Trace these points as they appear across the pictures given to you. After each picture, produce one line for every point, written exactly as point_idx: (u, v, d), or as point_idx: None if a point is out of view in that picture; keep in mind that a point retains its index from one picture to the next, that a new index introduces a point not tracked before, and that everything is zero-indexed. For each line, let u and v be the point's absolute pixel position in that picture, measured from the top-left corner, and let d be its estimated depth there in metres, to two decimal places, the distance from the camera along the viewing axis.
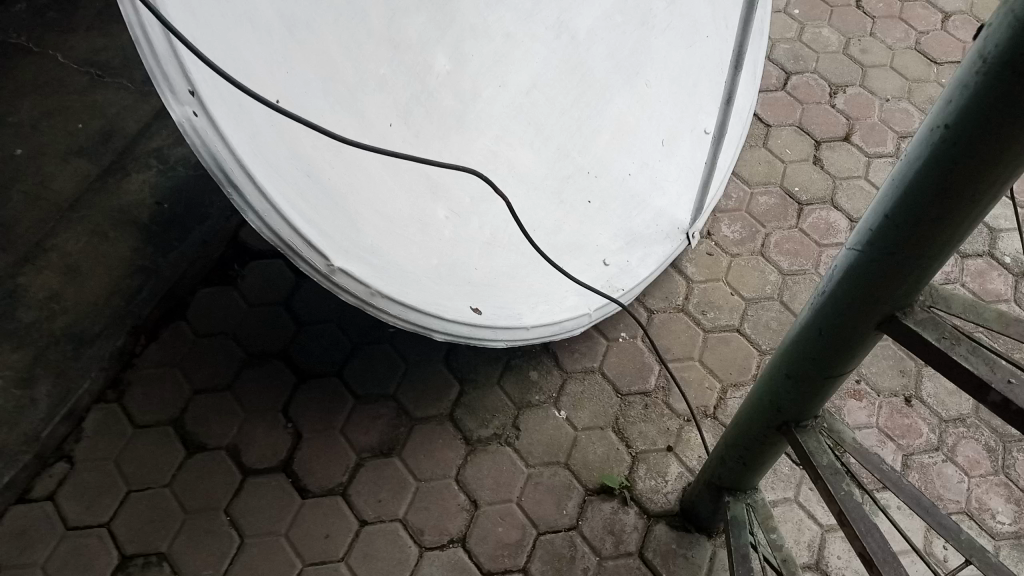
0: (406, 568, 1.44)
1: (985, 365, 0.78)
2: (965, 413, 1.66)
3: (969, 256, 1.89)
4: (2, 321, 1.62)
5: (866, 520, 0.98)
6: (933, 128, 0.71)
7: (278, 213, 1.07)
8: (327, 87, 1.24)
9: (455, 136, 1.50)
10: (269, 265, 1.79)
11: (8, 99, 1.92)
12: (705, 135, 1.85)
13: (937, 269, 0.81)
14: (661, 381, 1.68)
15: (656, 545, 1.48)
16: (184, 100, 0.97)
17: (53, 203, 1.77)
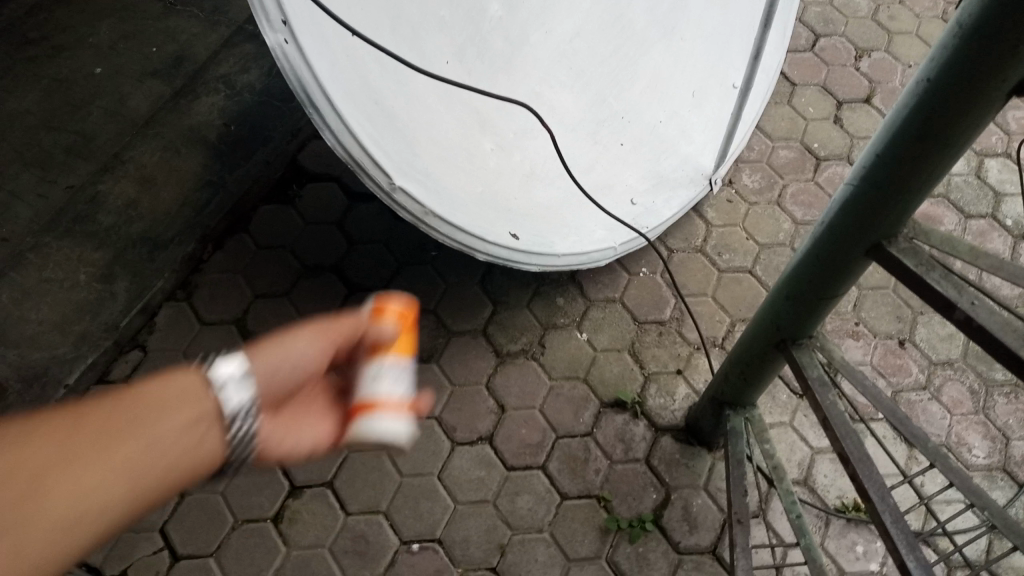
0: (439, 459, 1.63)
1: (953, 289, 0.91)
2: (954, 358, 1.81)
3: (972, 218, 2.02)
4: (85, 223, 1.81)
5: (847, 425, 1.13)
6: (919, 80, 0.85)
7: (350, 134, 1.26)
8: (393, 26, 1.42)
9: (504, 75, 1.68)
10: (324, 187, 1.95)
11: (88, 21, 2.08)
12: (732, 89, 1.94)
13: (918, 204, 0.95)
14: (676, 312, 1.84)
15: (662, 454, 1.65)
16: (277, 28, 1.12)
17: (130, 120, 1.94)
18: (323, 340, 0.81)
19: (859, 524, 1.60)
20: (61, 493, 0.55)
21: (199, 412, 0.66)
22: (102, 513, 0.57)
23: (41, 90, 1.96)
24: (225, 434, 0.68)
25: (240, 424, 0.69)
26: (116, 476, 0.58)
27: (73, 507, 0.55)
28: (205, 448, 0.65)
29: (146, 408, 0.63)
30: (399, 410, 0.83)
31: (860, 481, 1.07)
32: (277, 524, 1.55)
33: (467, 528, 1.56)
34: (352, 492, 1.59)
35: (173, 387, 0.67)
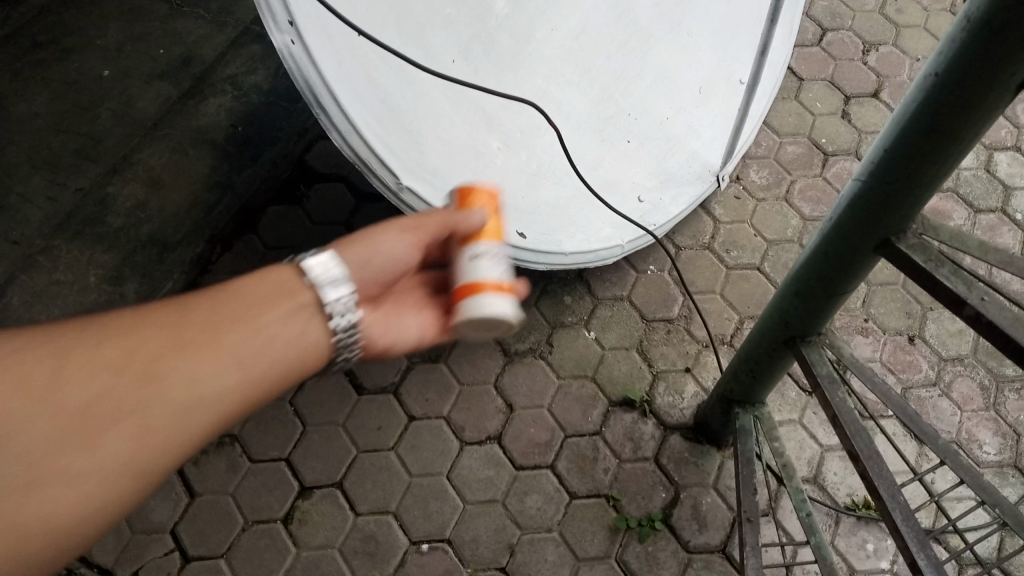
0: (448, 458, 1.63)
1: (963, 284, 0.90)
2: (964, 353, 1.80)
3: (981, 212, 2.01)
4: (94, 225, 1.81)
5: (857, 422, 1.12)
6: (927, 75, 0.85)
7: (357, 133, 1.26)
8: (399, 24, 1.43)
9: (510, 72, 1.68)
10: (332, 187, 1.95)
11: (96, 23, 2.09)
12: (739, 85, 1.94)
13: (926, 199, 0.95)
14: (684, 310, 1.83)
15: (671, 453, 1.65)
16: (284, 29, 1.14)
17: (138, 121, 1.95)
18: (413, 234, 1.01)
19: (869, 521, 1.60)
20: (178, 380, 0.72)
21: (292, 309, 0.84)
22: (213, 395, 0.74)
23: (50, 93, 1.97)
24: (324, 321, 0.85)
25: (339, 317, 0.86)
26: (224, 362, 0.75)
27: (192, 391, 0.72)
28: (301, 337, 0.83)
29: (249, 307, 0.81)
30: (496, 287, 1.00)
31: (870, 478, 1.06)
32: (287, 524, 1.56)
33: (476, 527, 1.56)
34: (361, 492, 1.59)
35: (278, 282, 0.85)
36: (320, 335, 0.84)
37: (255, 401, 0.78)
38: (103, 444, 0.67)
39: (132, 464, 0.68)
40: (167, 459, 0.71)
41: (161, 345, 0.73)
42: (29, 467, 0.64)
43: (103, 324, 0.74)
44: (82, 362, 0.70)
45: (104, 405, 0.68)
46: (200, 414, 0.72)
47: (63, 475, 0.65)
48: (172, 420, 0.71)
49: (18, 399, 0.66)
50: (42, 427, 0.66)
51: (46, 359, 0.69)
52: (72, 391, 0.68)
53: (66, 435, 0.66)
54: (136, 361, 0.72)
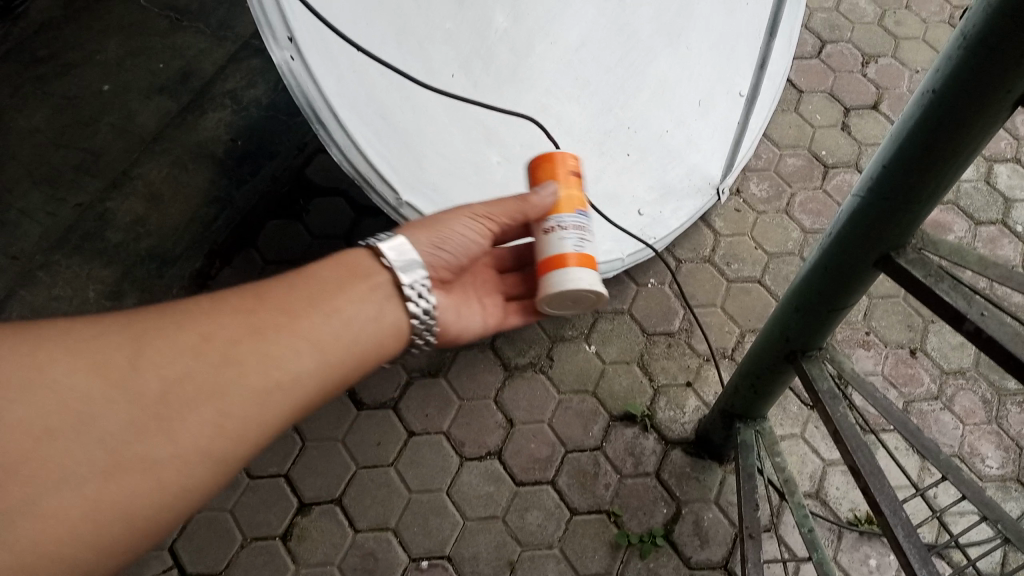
0: (447, 474, 1.62)
1: (963, 299, 0.90)
2: (965, 366, 1.80)
3: (982, 224, 2.01)
4: (93, 240, 1.81)
5: (858, 438, 1.11)
6: (924, 91, 0.84)
7: (357, 149, 1.27)
8: (399, 39, 1.44)
9: (510, 87, 1.68)
10: (332, 202, 1.93)
11: (96, 38, 2.09)
12: (740, 97, 1.90)
13: (926, 214, 0.94)
14: (685, 324, 1.82)
15: (673, 468, 1.64)
16: (283, 45, 1.15)
17: (138, 136, 1.94)
18: (482, 220, 1.12)
19: (872, 537, 1.59)
20: (251, 365, 0.84)
21: (356, 298, 0.96)
22: (291, 378, 0.86)
23: (50, 108, 1.97)
24: (402, 304, 1.00)
25: (417, 303, 1.00)
26: (294, 347, 0.87)
27: (263, 376, 0.84)
28: (364, 324, 0.94)
29: (316, 298, 0.93)
30: (579, 261, 1.09)
31: (872, 494, 1.06)
32: (286, 541, 1.55)
33: (476, 544, 1.55)
34: (361, 509, 1.58)
35: (343, 271, 0.98)
36: (380, 322, 0.97)
37: (325, 383, 0.89)
38: (183, 426, 0.78)
39: (212, 446, 0.79)
40: (245, 439, 0.81)
41: (236, 334, 0.85)
42: (119, 447, 0.75)
43: (183, 314, 0.85)
44: (164, 349, 0.81)
45: (185, 388, 0.80)
46: (272, 397, 0.84)
47: (151, 454, 0.76)
48: (246, 402, 0.82)
49: (108, 386, 0.77)
50: (129, 410, 0.77)
51: (134, 348, 0.80)
52: (157, 376, 0.79)
53: (159, 415, 0.78)
54: (223, 349, 0.83)
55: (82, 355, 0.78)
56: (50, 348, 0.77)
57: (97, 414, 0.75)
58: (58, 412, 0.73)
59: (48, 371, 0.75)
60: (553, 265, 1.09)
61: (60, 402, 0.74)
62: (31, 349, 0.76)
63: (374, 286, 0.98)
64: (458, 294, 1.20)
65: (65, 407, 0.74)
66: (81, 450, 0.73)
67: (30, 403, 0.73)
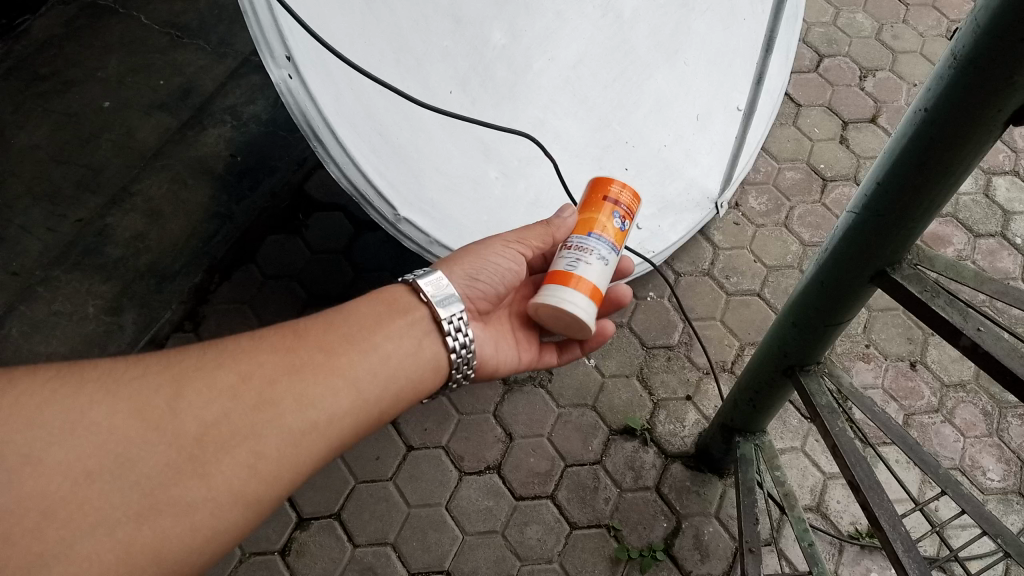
0: (447, 489, 1.62)
1: (959, 315, 0.90)
2: (966, 379, 1.79)
3: (981, 237, 2.01)
4: (93, 255, 1.82)
5: (857, 453, 1.11)
6: (917, 110, 0.85)
7: (355, 166, 1.27)
8: (397, 56, 1.45)
9: (507, 103, 1.69)
10: (329, 216, 1.95)
11: (97, 55, 2.10)
12: (736, 112, 1.93)
13: (922, 230, 0.94)
14: (685, 337, 1.83)
15: (673, 481, 1.63)
16: (281, 63, 1.16)
17: (138, 152, 1.95)
18: (517, 248, 1.14)
19: (873, 550, 1.58)
20: (286, 406, 0.88)
21: (392, 334, 1.00)
22: (326, 418, 0.90)
23: (51, 124, 1.98)
24: (440, 339, 1.04)
25: (453, 337, 1.04)
26: (330, 388, 0.91)
27: (299, 416, 0.88)
28: (401, 359, 0.99)
29: (353, 336, 0.97)
30: (580, 281, 1.08)
31: (871, 509, 1.05)
32: (285, 556, 1.54)
33: (475, 559, 1.54)
34: (360, 524, 1.58)
35: (381, 307, 1.02)
36: (418, 358, 1.01)
37: (359, 422, 0.94)
38: (218, 468, 0.83)
39: (246, 486, 0.84)
40: (278, 480, 0.86)
41: (274, 374, 0.90)
42: (154, 490, 0.79)
43: (223, 355, 0.90)
44: (202, 391, 0.86)
45: (222, 430, 0.84)
46: (306, 437, 0.88)
47: (186, 496, 0.80)
48: (280, 442, 0.87)
49: (150, 428, 0.81)
50: (166, 452, 0.81)
51: (173, 389, 0.84)
52: (194, 418, 0.84)
53: (203, 455, 0.82)
54: (264, 389, 0.88)
55: (122, 396, 0.82)
56: (92, 389, 0.82)
57: (137, 455, 0.80)
58: (98, 455, 0.78)
59: (90, 413, 0.80)
60: (557, 286, 1.09)
61: (101, 445, 0.79)
62: (76, 391, 0.81)
63: (412, 322, 1.02)
64: (508, 327, 1.22)
65: (105, 450, 0.79)
66: (121, 491, 0.78)
67: (71, 445, 0.77)
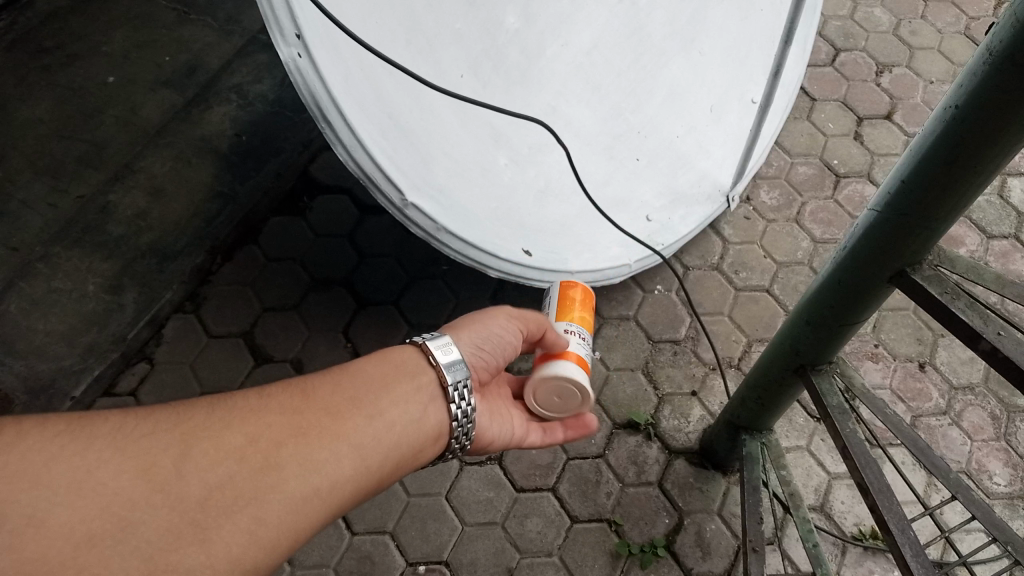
0: (447, 478, 1.60)
1: (980, 318, 0.87)
2: (974, 382, 1.77)
3: (994, 238, 1.98)
4: (94, 233, 1.79)
5: (867, 454, 1.09)
6: (947, 106, 0.82)
7: (363, 149, 1.25)
8: (409, 37, 1.42)
9: (519, 88, 1.65)
10: (334, 199, 1.94)
11: (102, 29, 2.07)
12: (751, 104, 1.92)
13: (946, 229, 0.92)
14: (691, 331, 1.80)
15: (675, 478, 1.61)
16: (291, 42, 1.12)
17: (142, 129, 1.93)
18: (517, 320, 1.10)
19: (876, 552, 1.56)
20: (291, 470, 0.78)
21: (398, 399, 0.90)
22: (333, 484, 0.80)
23: (53, 99, 1.95)
24: (444, 404, 0.96)
25: (458, 404, 0.96)
26: (336, 453, 0.82)
27: (306, 481, 0.78)
28: (406, 428, 0.89)
29: (361, 398, 0.88)
30: (573, 357, 1.12)
31: (880, 512, 1.03)
32: None
33: (474, 550, 1.52)
34: (359, 511, 1.56)
35: (387, 369, 0.94)
36: (420, 427, 0.91)
37: (359, 491, 0.83)
38: (220, 534, 0.72)
39: (247, 554, 0.72)
40: (281, 547, 0.75)
41: (280, 436, 0.80)
42: (154, 555, 0.68)
43: (232, 414, 0.80)
44: (208, 451, 0.75)
45: (226, 493, 0.74)
46: (309, 504, 0.78)
47: (185, 562, 0.69)
48: (284, 507, 0.76)
49: (154, 490, 0.71)
50: (170, 517, 0.70)
51: (180, 449, 0.74)
52: (200, 480, 0.73)
53: (198, 520, 0.71)
54: (268, 451, 0.78)
55: (130, 453, 0.72)
56: (99, 445, 0.71)
57: (139, 519, 0.69)
58: (102, 517, 0.67)
59: (94, 471, 0.69)
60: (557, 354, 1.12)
61: (104, 508, 0.68)
62: (83, 448, 0.70)
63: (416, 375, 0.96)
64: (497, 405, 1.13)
65: (109, 513, 0.68)
66: (122, 557, 0.66)
67: (75, 506, 0.67)
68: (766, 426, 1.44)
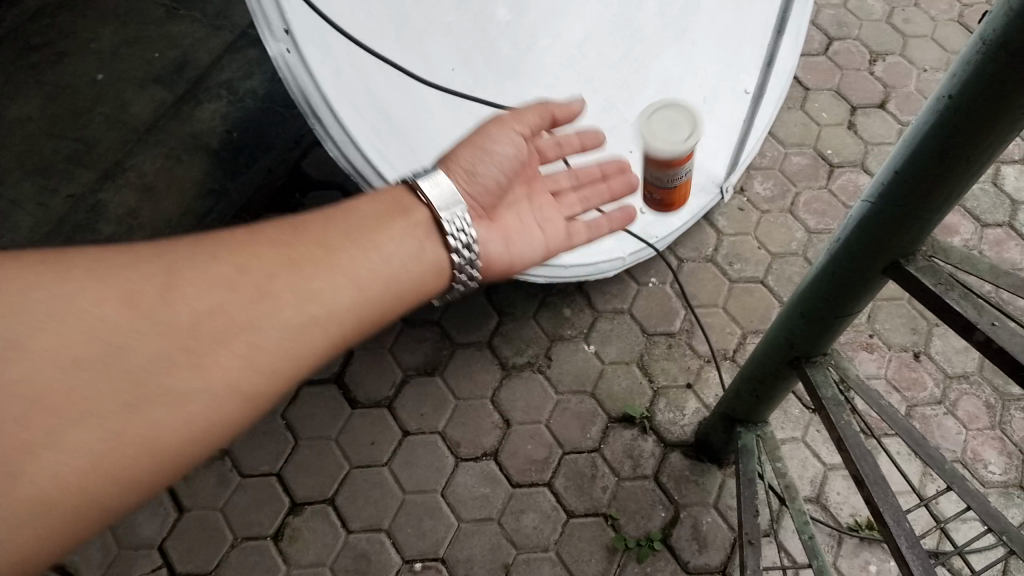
0: (442, 474, 1.60)
1: (973, 308, 0.87)
2: (969, 370, 1.77)
3: (989, 226, 1.98)
4: (86, 232, 1.78)
5: (862, 446, 1.09)
6: (939, 96, 0.81)
7: (354, 144, 1.25)
8: (398, 32, 1.43)
9: (510, 83, 1.69)
10: (325, 196, 1.88)
11: (90, 26, 2.06)
12: (745, 95, 1.82)
13: (939, 219, 0.91)
14: (686, 324, 1.80)
15: (671, 471, 1.61)
16: (279, 37, 1.13)
17: (132, 127, 1.91)
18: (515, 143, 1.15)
19: (872, 542, 1.56)
20: (289, 296, 0.87)
21: (392, 234, 0.98)
22: (335, 312, 0.89)
23: (42, 98, 1.94)
24: (442, 240, 1.01)
25: (456, 237, 1.02)
26: (333, 280, 0.90)
27: (305, 310, 0.87)
28: (400, 264, 0.96)
29: (360, 235, 0.96)
30: None
31: (874, 504, 1.02)
32: (278, 542, 1.53)
33: (471, 546, 1.53)
34: (354, 509, 1.56)
35: (378, 210, 1.00)
36: (418, 260, 0.98)
37: (367, 320, 0.92)
38: (217, 360, 0.80)
39: (246, 379, 0.81)
40: (281, 372, 0.84)
41: (276, 268, 0.88)
42: (143, 379, 0.77)
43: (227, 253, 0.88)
44: (198, 279, 0.84)
45: (217, 320, 0.82)
46: (310, 331, 0.86)
47: (178, 385, 0.78)
48: (282, 337, 0.84)
49: (143, 318, 0.79)
50: (157, 342, 0.79)
51: (166, 279, 0.83)
52: (187, 306, 0.82)
53: (196, 343, 0.80)
54: (274, 281, 0.87)
55: (113, 283, 0.80)
56: (80, 277, 0.79)
57: (125, 346, 0.77)
58: (87, 342, 0.76)
59: (90, 298, 0.78)
60: None
61: (89, 334, 0.76)
62: (68, 277, 0.79)
63: (413, 223, 1.00)
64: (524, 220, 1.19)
65: (94, 339, 0.76)
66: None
67: (56, 334, 0.75)
68: (760, 417, 1.44)
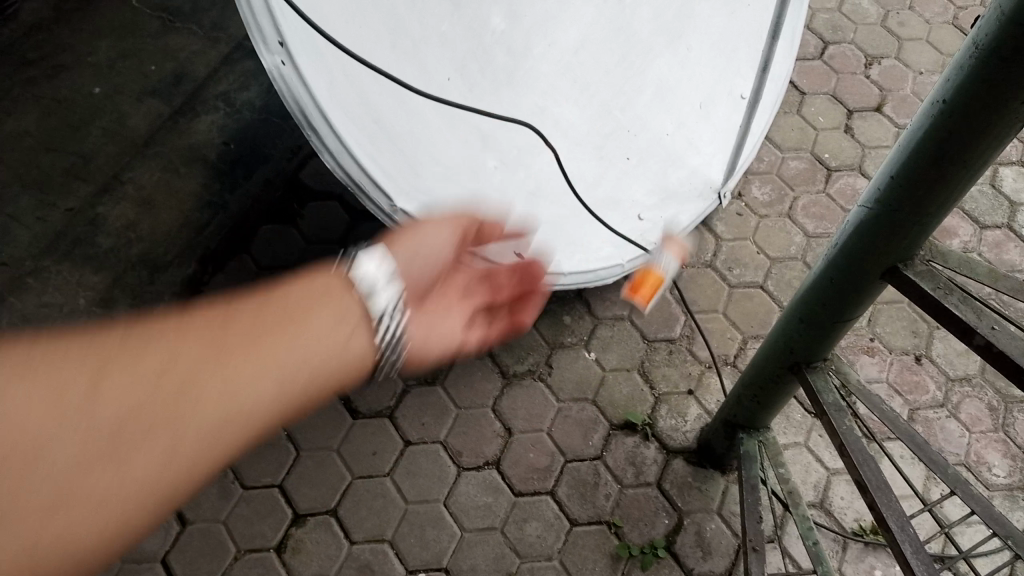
0: (445, 484, 1.60)
1: (973, 313, 0.87)
2: (971, 373, 1.77)
3: (988, 228, 1.98)
4: (84, 246, 1.78)
5: (865, 451, 1.08)
6: (934, 101, 0.81)
7: (349, 155, 1.26)
8: (394, 41, 1.42)
9: (506, 90, 1.67)
10: (325, 206, 1.92)
11: (87, 39, 2.06)
12: (741, 99, 1.85)
13: (936, 223, 0.91)
14: (686, 330, 1.80)
15: (674, 477, 1.61)
16: (274, 50, 1.11)
17: (130, 140, 1.91)
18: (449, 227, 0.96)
19: (877, 547, 1.56)
20: (200, 395, 0.65)
21: (324, 310, 0.76)
22: (259, 408, 0.68)
23: (39, 111, 1.93)
24: (367, 331, 0.77)
25: (390, 319, 0.79)
26: (256, 373, 0.68)
27: (223, 405, 0.66)
28: (330, 348, 0.74)
29: (282, 311, 0.73)
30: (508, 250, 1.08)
31: (879, 509, 1.02)
32: (280, 553, 1.52)
33: (474, 556, 1.52)
34: (356, 520, 1.56)
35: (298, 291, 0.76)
36: (341, 347, 0.74)
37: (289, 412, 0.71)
38: (134, 460, 0.62)
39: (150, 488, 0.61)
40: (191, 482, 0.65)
41: (179, 359, 0.66)
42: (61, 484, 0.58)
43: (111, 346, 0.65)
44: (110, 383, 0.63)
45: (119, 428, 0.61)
46: (226, 432, 0.66)
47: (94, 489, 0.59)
48: (192, 440, 0.64)
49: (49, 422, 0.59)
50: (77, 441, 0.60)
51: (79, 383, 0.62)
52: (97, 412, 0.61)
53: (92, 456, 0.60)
54: (178, 372, 0.65)
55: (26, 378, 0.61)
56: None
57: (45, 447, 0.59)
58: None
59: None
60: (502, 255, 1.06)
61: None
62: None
63: None
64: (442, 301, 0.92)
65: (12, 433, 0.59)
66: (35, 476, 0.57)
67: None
68: (762, 424, 1.43)
